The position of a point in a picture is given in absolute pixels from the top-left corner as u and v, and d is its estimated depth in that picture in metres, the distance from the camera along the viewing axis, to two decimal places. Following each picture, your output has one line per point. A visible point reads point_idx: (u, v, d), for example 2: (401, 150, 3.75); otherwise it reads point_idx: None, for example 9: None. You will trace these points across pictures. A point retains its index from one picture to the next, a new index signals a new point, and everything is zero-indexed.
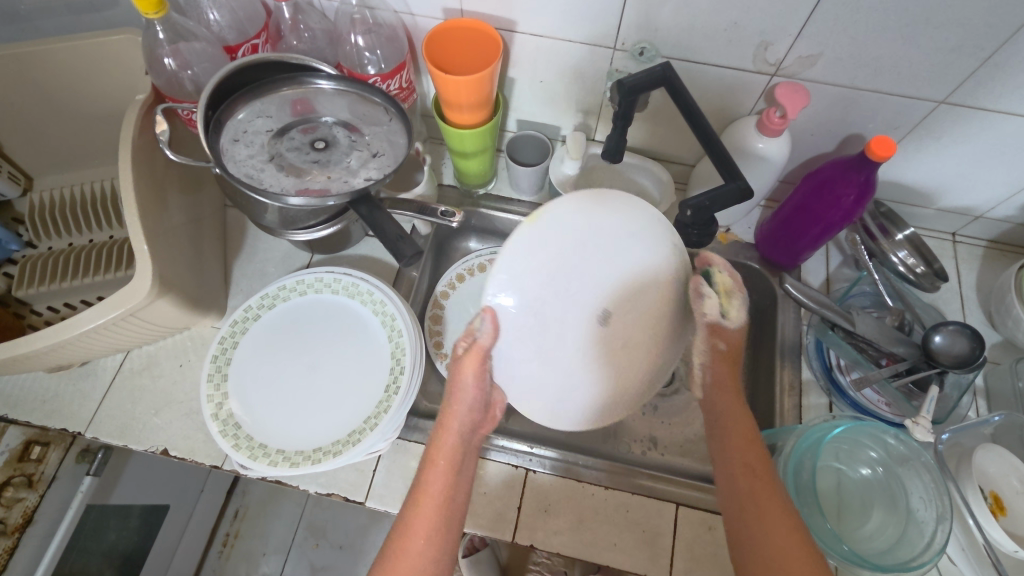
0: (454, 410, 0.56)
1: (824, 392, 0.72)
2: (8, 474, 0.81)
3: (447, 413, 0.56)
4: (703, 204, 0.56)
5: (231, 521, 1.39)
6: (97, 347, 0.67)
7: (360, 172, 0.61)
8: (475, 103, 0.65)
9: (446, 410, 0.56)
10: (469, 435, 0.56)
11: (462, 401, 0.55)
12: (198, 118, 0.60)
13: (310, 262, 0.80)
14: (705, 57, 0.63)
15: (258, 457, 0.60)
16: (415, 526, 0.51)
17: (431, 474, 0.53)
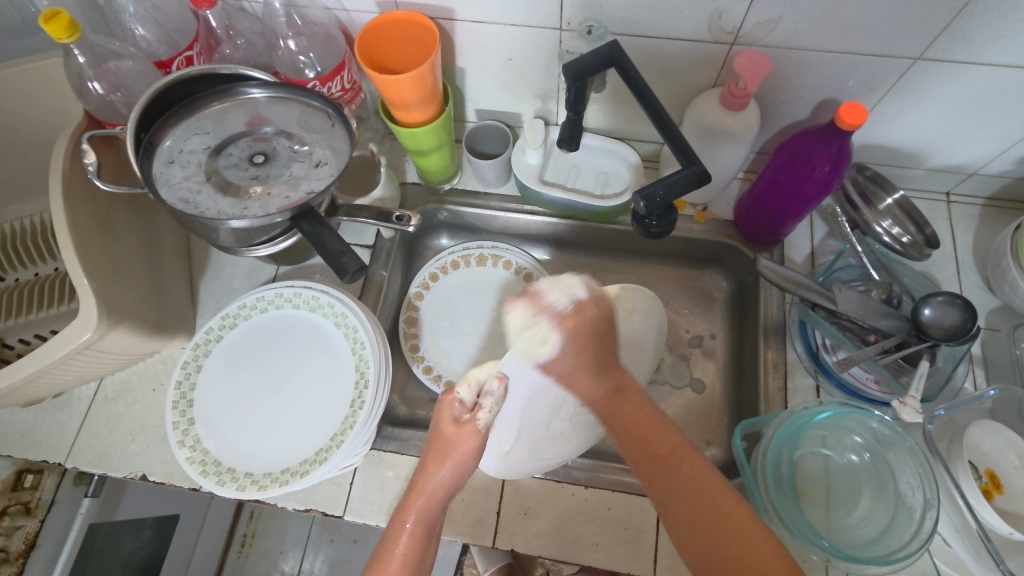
0: (432, 467, 0.53)
1: (809, 373, 0.69)
2: (4, 503, 0.82)
3: (423, 470, 0.53)
4: (658, 194, 0.52)
5: (247, 521, 1.41)
6: (65, 380, 0.67)
7: (302, 184, 0.58)
8: (422, 99, 0.62)
9: (423, 469, 0.53)
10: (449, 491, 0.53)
11: (450, 462, 0.53)
12: (129, 142, 0.58)
13: (277, 274, 0.78)
14: (658, 31, 0.59)
15: (226, 482, 0.60)
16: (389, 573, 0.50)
17: (406, 528, 0.52)
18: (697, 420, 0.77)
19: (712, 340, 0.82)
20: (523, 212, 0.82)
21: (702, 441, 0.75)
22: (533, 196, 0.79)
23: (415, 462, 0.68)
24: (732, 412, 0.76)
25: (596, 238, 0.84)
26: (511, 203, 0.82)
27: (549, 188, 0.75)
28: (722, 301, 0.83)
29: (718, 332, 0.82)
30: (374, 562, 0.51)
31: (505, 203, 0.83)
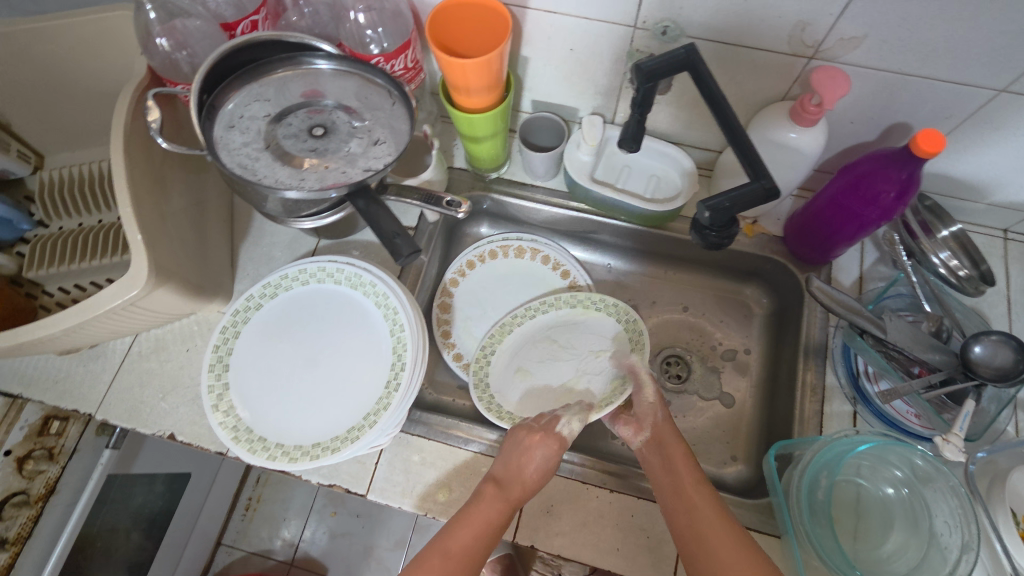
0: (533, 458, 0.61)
1: (848, 399, 0.68)
2: (29, 447, 0.82)
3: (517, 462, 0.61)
4: (724, 206, 0.50)
5: (253, 486, 1.49)
6: (104, 332, 0.68)
7: (360, 161, 0.58)
8: (485, 85, 0.61)
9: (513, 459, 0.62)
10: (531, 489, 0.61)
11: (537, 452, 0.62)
12: (192, 102, 0.57)
13: (317, 248, 0.79)
14: (735, 37, 0.58)
15: (257, 450, 0.60)
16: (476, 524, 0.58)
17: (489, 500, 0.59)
18: (726, 435, 0.78)
19: (746, 356, 0.83)
20: (567, 208, 0.82)
21: (729, 456, 0.76)
22: (581, 193, 0.78)
23: (440, 448, 0.68)
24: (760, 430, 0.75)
25: (638, 240, 0.83)
26: (556, 197, 0.82)
27: (600, 186, 0.74)
28: (760, 318, 0.84)
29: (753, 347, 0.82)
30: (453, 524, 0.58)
31: (550, 197, 0.82)
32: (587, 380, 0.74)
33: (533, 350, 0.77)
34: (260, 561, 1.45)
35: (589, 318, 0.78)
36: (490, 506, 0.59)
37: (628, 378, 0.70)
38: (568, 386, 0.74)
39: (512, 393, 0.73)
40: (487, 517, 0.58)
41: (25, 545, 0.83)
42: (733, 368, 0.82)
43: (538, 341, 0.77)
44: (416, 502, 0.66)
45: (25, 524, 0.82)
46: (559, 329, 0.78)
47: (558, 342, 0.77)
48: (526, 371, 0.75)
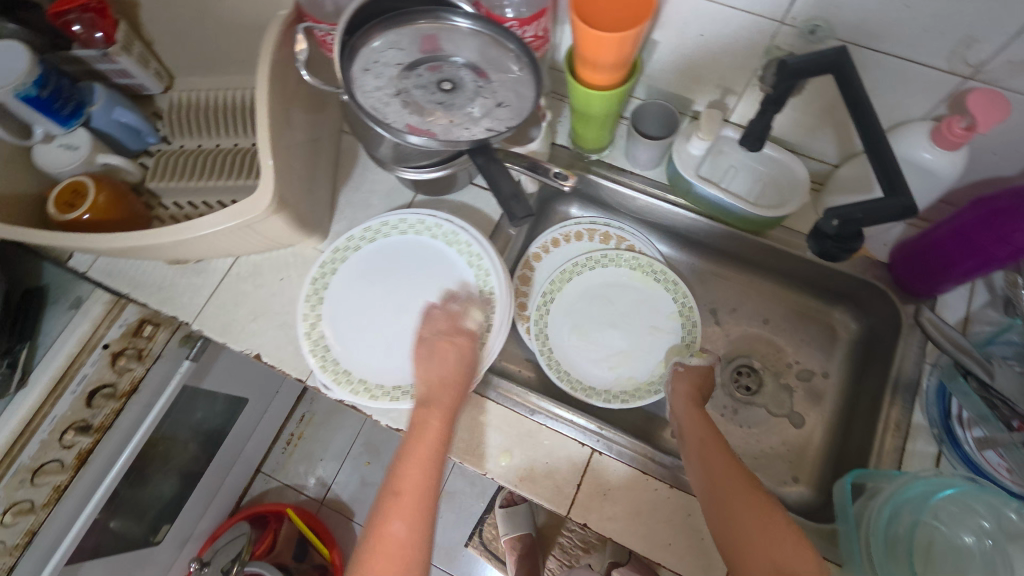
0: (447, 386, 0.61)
1: (934, 439, 0.65)
2: (122, 344, 0.86)
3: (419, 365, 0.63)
4: (855, 216, 0.50)
5: (297, 423, 1.56)
6: (213, 249, 0.72)
7: (482, 121, 0.60)
8: (615, 62, 0.60)
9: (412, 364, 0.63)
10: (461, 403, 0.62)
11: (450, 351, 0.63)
12: (335, 43, 0.59)
13: (413, 201, 0.80)
14: (890, 46, 0.55)
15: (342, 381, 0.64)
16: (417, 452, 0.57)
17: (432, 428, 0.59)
18: (789, 454, 0.77)
19: (822, 379, 0.80)
20: (664, 200, 0.81)
21: (790, 476, 0.76)
22: (682, 186, 0.77)
23: (506, 414, 0.69)
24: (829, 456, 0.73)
25: (731, 243, 0.82)
26: (654, 188, 0.81)
27: (705, 182, 0.72)
28: (845, 343, 0.81)
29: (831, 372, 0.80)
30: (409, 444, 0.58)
31: (648, 187, 0.81)
32: (637, 354, 0.78)
33: (587, 306, 0.81)
34: (294, 495, 1.52)
35: (643, 285, 0.82)
36: (427, 437, 0.58)
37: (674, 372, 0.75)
38: (618, 350, 0.79)
39: (568, 351, 0.79)
40: (432, 450, 0.58)
41: (106, 434, 0.88)
42: (807, 389, 0.80)
43: (594, 298, 0.82)
44: (477, 460, 0.67)
45: (108, 415, 0.87)
46: (615, 287, 0.82)
47: (614, 303, 0.82)
48: (581, 330, 0.80)
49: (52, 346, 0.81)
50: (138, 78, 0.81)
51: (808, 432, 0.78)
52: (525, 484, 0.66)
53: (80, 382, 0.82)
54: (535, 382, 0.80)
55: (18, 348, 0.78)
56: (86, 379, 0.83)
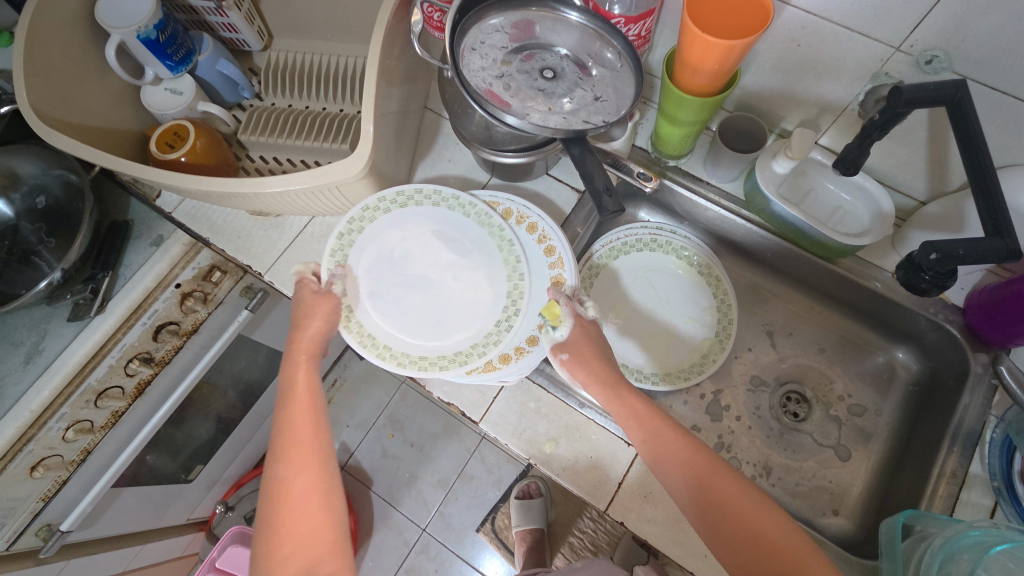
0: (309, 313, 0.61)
1: (992, 492, 0.63)
2: (192, 286, 0.90)
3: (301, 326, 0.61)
4: (956, 253, 0.48)
5: (328, 387, 1.60)
6: (295, 206, 0.74)
7: (578, 111, 0.60)
8: (717, 69, 0.60)
9: (299, 324, 0.61)
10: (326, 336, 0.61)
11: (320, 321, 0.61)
12: (446, 19, 0.60)
13: (487, 184, 0.82)
14: (1010, 84, 0.54)
15: (367, 346, 0.65)
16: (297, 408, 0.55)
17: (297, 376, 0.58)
18: (831, 488, 0.76)
19: (873, 416, 0.79)
20: (738, 216, 0.80)
21: (829, 508, 0.75)
22: (759, 203, 0.76)
23: (557, 405, 0.70)
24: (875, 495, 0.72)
25: (799, 267, 0.81)
26: (729, 201, 0.80)
27: (784, 202, 0.72)
28: (903, 383, 0.79)
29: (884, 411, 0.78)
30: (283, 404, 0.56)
31: (723, 200, 0.81)
32: (676, 339, 0.81)
33: (630, 287, 0.84)
34: None
35: (687, 276, 0.84)
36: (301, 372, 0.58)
37: (708, 363, 0.78)
38: (656, 334, 0.82)
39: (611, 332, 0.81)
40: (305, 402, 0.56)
41: (164, 368, 0.94)
42: (857, 424, 0.79)
43: (638, 282, 0.84)
44: (523, 446, 0.69)
45: (169, 351, 0.92)
46: (660, 274, 0.84)
47: (657, 288, 0.84)
48: (622, 309, 0.83)
49: (131, 279, 0.84)
50: (243, 34, 0.84)
51: (853, 467, 0.77)
52: (567, 475, 0.67)
53: (151, 316, 0.86)
54: None
55: (101, 276, 0.82)
56: (156, 314, 0.87)
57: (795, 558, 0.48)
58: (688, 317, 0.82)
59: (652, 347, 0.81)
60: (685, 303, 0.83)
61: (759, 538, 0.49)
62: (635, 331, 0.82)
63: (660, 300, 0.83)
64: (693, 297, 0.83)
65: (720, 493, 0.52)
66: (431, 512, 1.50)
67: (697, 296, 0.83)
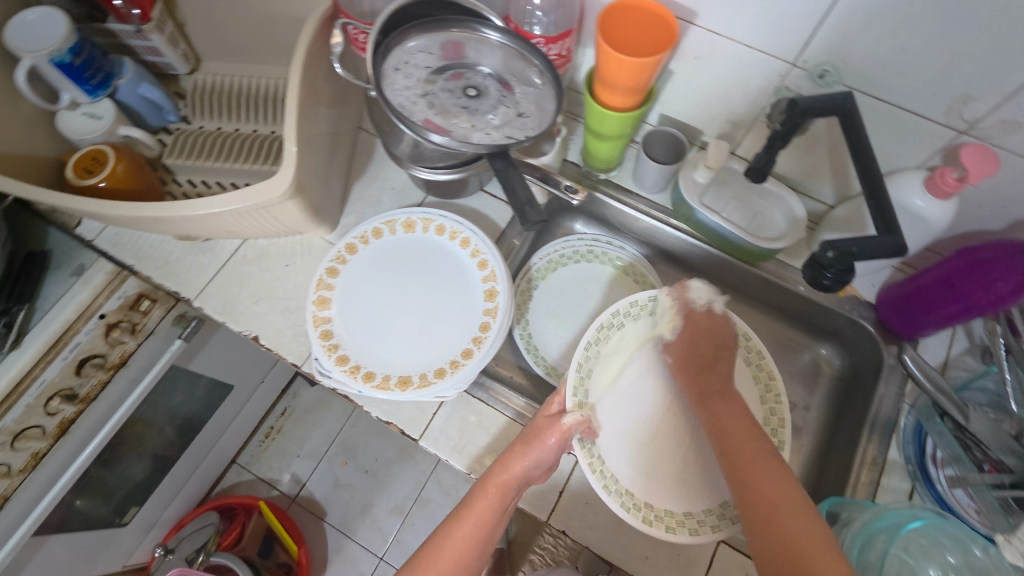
0: (517, 453, 0.58)
1: (909, 476, 0.67)
2: (118, 316, 0.87)
3: (510, 453, 0.58)
4: (850, 249, 0.52)
5: (277, 417, 1.56)
6: (225, 229, 0.73)
7: (502, 128, 0.62)
8: (632, 86, 0.63)
9: (512, 452, 0.58)
10: (525, 482, 0.58)
11: (528, 452, 0.57)
12: (370, 40, 0.61)
13: (423, 202, 0.82)
14: (892, 95, 0.59)
15: (632, 510, 0.57)
16: (449, 544, 0.54)
17: (482, 497, 0.56)
18: None
19: (803, 413, 0.82)
20: (667, 224, 0.83)
21: None
22: (686, 212, 0.80)
23: (498, 417, 0.70)
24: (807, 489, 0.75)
25: (726, 272, 0.84)
26: (658, 211, 0.84)
27: (707, 210, 0.75)
28: (828, 379, 0.83)
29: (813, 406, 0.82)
30: (447, 523, 0.56)
31: (652, 210, 0.84)
32: None
33: (567, 296, 0.85)
34: (266, 489, 1.50)
35: (621, 284, 0.86)
36: (479, 503, 0.56)
37: None
38: None
39: (557, 347, 0.82)
40: (476, 527, 0.55)
41: (89, 406, 0.88)
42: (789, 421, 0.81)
43: (574, 292, 0.85)
44: (465, 461, 0.68)
45: (95, 386, 0.87)
46: (595, 283, 0.86)
47: (592, 296, 0.85)
48: (563, 321, 0.84)
49: (49, 311, 0.82)
50: (167, 57, 0.82)
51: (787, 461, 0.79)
52: None
53: (73, 349, 0.83)
54: (527, 388, 0.82)
55: (16, 309, 0.78)
56: (79, 347, 0.83)
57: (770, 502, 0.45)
58: None
59: None
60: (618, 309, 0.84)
61: (732, 457, 0.49)
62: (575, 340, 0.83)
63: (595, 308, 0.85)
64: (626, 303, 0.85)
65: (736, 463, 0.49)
66: (387, 540, 1.46)
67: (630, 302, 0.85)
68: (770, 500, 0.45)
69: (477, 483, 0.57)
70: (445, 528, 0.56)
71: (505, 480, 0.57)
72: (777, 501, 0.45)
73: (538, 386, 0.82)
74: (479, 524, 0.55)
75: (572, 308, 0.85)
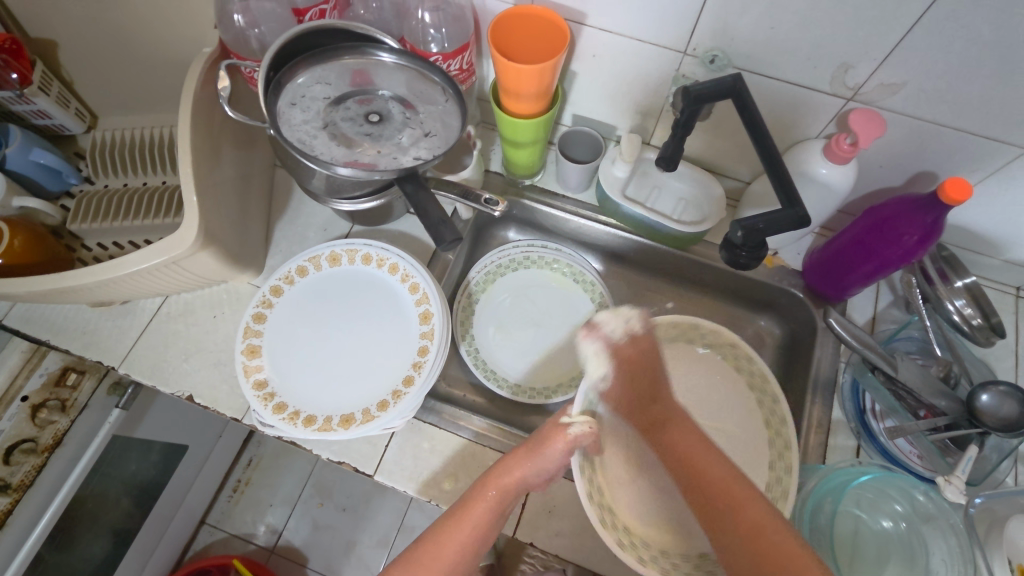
0: (519, 459, 0.56)
1: (853, 434, 0.69)
2: (43, 396, 0.84)
3: (513, 457, 0.57)
4: (757, 227, 0.54)
5: (243, 468, 1.50)
6: (141, 289, 0.70)
7: (410, 150, 0.61)
8: (535, 93, 0.64)
9: (514, 457, 0.57)
10: (525, 486, 0.57)
11: (534, 457, 0.56)
12: (260, 78, 0.60)
13: (349, 232, 0.81)
14: (780, 72, 0.61)
15: (610, 532, 0.56)
16: (445, 544, 0.54)
17: (483, 498, 0.55)
18: None
19: None
20: (597, 221, 0.84)
21: None
22: (611, 207, 0.81)
23: (452, 439, 0.69)
24: None
25: (660, 260, 0.85)
26: (586, 209, 0.85)
27: (630, 203, 0.76)
28: (772, 348, 0.84)
29: None
30: (443, 520, 0.55)
31: (580, 209, 0.85)
32: (561, 347, 0.83)
33: (510, 305, 0.85)
34: (241, 545, 1.44)
35: (561, 285, 0.86)
36: (478, 505, 0.55)
37: None
38: (540, 348, 0.82)
39: (506, 358, 0.81)
40: (477, 524, 0.55)
41: (26, 493, 0.83)
42: None
43: (516, 300, 0.85)
44: (423, 488, 0.67)
45: (29, 472, 0.83)
46: (535, 288, 0.86)
47: (535, 302, 0.85)
48: (509, 331, 0.83)
49: None
50: (57, 119, 0.79)
51: None
52: None
53: None
54: (481, 403, 0.81)
55: None
56: (4, 434, 0.80)
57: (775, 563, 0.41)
58: (568, 322, 0.84)
59: (548, 361, 0.82)
60: (563, 310, 0.85)
61: (745, 519, 0.44)
62: (523, 348, 0.82)
63: (539, 312, 0.85)
64: (569, 303, 0.85)
65: (698, 463, 0.49)
66: None
67: (572, 302, 0.85)
68: (785, 550, 0.42)
69: (477, 482, 0.57)
70: (443, 524, 0.55)
71: (506, 484, 0.56)
72: (793, 552, 0.42)
73: (493, 399, 0.81)
74: (477, 526, 0.55)
75: (517, 316, 0.84)
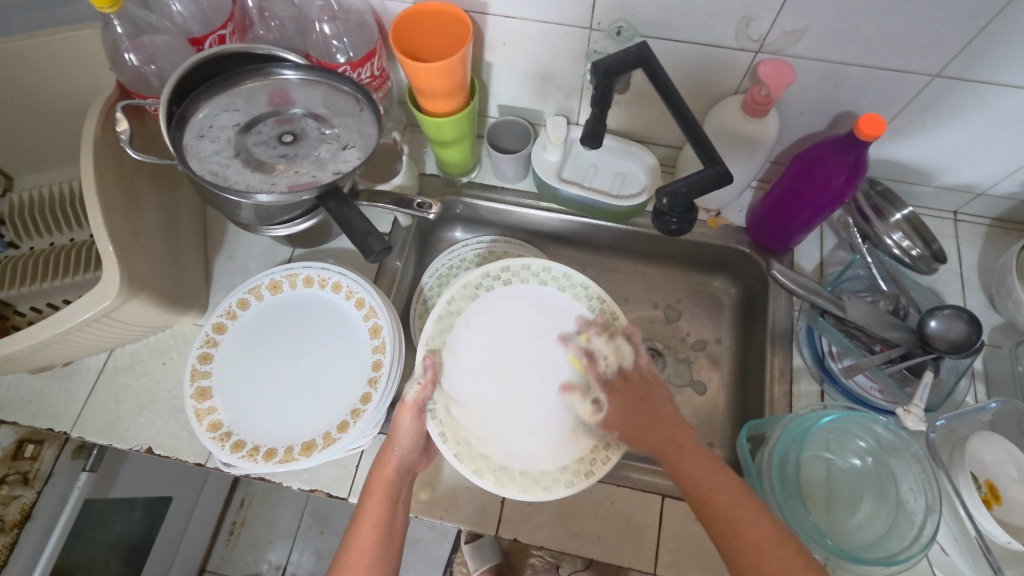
0: (386, 452, 0.60)
1: (815, 379, 0.70)
2: (3, 471, 0.82)
3: (380, 457, 0.60)
4: (681, 190, 0.54)
5: (237, 510, 1.47)
6: (80, 348, 0.67)
7: (330, 164, 0.59)
8: (448, 90, 0.63)
9: (381, 459, 0.60)
10: (405, 471, 0.61)
11: (393, 446, 0.60)
12: (161, 115, 0.58)
13: (291, 256, 0.79)
14: (688, 35, 0.61)
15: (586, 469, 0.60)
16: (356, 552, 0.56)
17: (372, 499, 0.59)
18: (700, 422, 0.78)
19: (716, 345, 0.83)
20: (539, 208, 0.84)
21: (706, 443, 0.77)
22: (549, 192, 0.80)
23: None
24: (737, 417, 0.77)
25: (609, 238, 0.85)
26: (527, 199, 0.84)
27: (567, 184, 0.76)
28: (730, 308, 0.85)
29: (724, 337, 0.84)
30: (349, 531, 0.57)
31: (521, 199, 0.84)
32: None
33: None
34: None
35: None
36: (371, 504, 0.59)
37: None
38: None
39: None
40: (377, 518, 0.58)
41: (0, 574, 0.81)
42: (705, 358, 0.83)
43: None
44: None
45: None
46: None
47: None
48: None
49: None
50: None
51: (712, 393, 0.80)
52: (450, 514, 0.65)
53: None
54: None
55: None
56: None
57: (756, 552, 0.49)
58: None
59: None
60: None
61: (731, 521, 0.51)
62: None
63: None
64: None
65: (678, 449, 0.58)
66: None
67: None
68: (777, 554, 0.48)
69: (362, 491, 0.59)
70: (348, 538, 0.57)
71: (386, 475, 0.60)
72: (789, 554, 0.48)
73: None
74: (378, 521, 0.58)
75: None
